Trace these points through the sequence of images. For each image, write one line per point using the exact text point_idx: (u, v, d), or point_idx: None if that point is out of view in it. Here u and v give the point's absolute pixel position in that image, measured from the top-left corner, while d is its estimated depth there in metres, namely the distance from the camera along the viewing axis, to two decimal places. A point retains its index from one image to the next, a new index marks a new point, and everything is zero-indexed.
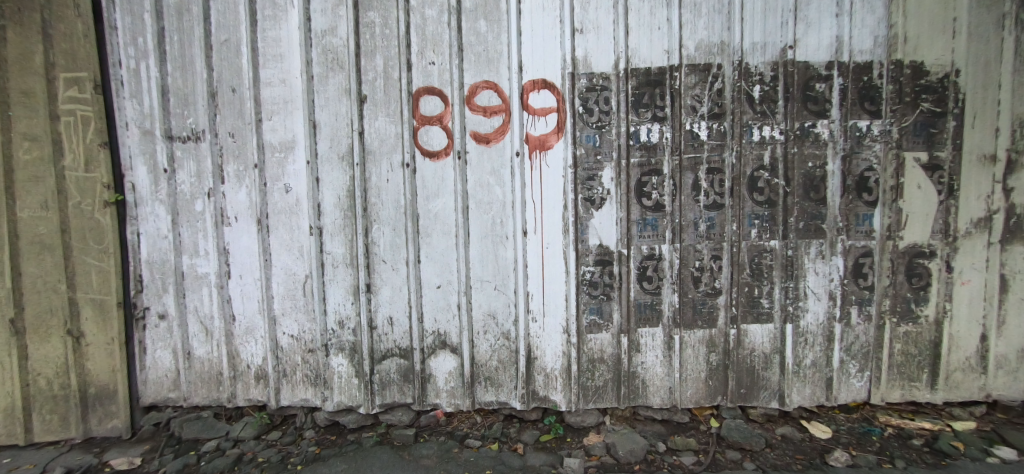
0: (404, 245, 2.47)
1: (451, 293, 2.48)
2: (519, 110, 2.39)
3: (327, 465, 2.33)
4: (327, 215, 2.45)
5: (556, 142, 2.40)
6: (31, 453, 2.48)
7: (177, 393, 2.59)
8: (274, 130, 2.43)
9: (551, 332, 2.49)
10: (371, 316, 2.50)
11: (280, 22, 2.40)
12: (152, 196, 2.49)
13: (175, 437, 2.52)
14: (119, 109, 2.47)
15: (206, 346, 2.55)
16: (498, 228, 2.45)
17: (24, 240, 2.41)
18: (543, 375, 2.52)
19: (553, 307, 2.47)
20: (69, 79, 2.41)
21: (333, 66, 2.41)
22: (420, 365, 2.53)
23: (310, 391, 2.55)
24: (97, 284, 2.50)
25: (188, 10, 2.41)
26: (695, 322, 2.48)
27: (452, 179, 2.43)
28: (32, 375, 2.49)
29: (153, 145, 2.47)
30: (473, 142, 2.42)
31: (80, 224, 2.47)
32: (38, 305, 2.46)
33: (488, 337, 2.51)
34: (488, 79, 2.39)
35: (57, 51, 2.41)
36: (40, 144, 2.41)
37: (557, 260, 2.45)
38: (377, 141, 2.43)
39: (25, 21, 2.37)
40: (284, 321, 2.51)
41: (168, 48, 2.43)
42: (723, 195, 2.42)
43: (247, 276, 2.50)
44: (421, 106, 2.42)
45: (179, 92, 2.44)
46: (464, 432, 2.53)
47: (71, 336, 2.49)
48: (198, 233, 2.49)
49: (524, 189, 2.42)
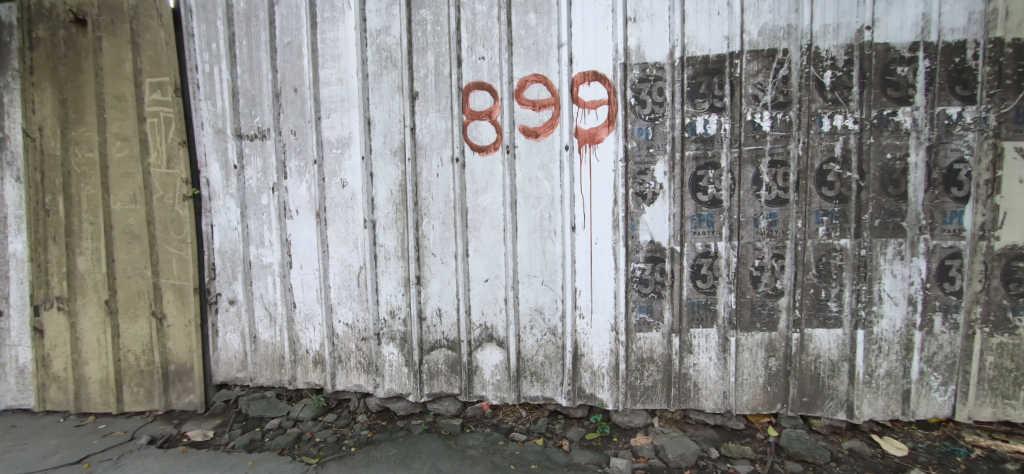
0: (453, 239, 2.51)
1: (498, 287, 2.50)
2: (569, 103, 2.35)
3: (378, 449, 2.43)
4: (380, 209, 2.55)
5: (606, 135, 2.34)
6: (122, 421, 2.74)
7: (245, 373, 2.79)
8: (333, 127, 2.54)
9: (599, 329, 2.44)
10: (420, 307, 2.57)
11: (338, 23, 2.50)
12: (224, 190, 2.68)
13: (243, 414, 2.71)
14: (195, 111, 2.67)
15: (270, 330, 2.72)
16: (547, 223, 2.43)
17: (118, 229, 2.71)
18: (590, 372, 2.49)
19: (601, 304, 2.42)
20: (154, 84, 2.65)
21: (386, 64, 2.49)
22: (466, 357, 2.57)
23: (363, 377, 2.67)
24: (177, 271, 2.73)
25: (255, 16, 2.56)
26: (753, 324, 2.34)
27: (501, 173, 2.44)
28: (125, 351, 2.78)
29: (225, 143, 2.65)
30: (522, 136, 2.41)
31: (163, 216, 2.71)
32: (131, 287, 2.74)
33: (535, 332, 2.51)
34: (537, 72, 2.38)
35: (144, 58, 2.65)
36: (131, 143, 2.68)
37: (606, 256, 2.40)
38: (428, 137, 2.49)
39: (119, 33, 2.64)
40: (340, 309, 2.64)
41: (238, 52, 2.60)
42: (788, 190, 2.26)
43: (308, 266, 2.64)
44: (470, 101, 2.44)
45: (247, 93, 2.61)
46: (510, 425, 2.56)
47: (155, 317, 2.75)
48: (263, 225, 2.66)
49: (573, 184, 2.38)
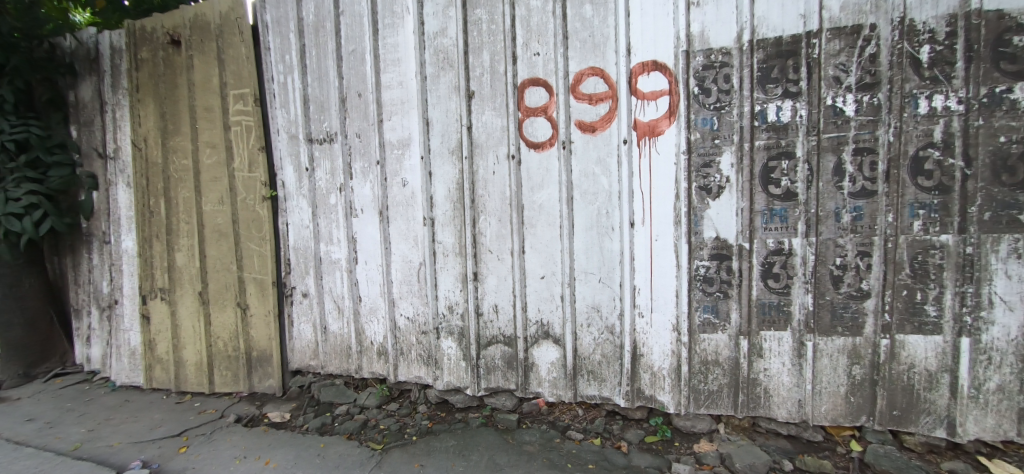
0: (509, 236, 2.53)
1: (555, 283, 2.49)
2: (626, 95, 2.28)
3: (438, 439, 2.51)
4: (439, 207, 2.63)
5: (667, 127, 2.24)
6: (214, 400, 3.04)
7: (317, 362, 2.99)
8: (394, 129, 2.66)
9: (659, 329, 2.35)
10: (478, 303, 2.62)
11: (398, 29, 2.60)
12: (297, 191, 2.89)
13: (315, 399, 2.92)
14: (273, 118, 2.89)
15: (339, 322, 2.90)
16: (604, 219, 2.38)
17: (210, 228, 3.02)
18: (650, 373, 2.40)
19: (662, 303, 2.33)
20: (237, 95, 2.90)
21: (443, 65, 2.55)
22: (523, 353, 2.58)
23: (423, 369, 2.77)
24: (258, 265, 2.97)
25: (324, 27, 2.73)
26: (833, 328, 2.14)
27: (557, 169, 2.42)
28: (215, 337, 3.09)
29: (298, 147, 2.86)
30: (578, 131, 2.37)
31: (245, 215, 2.96)
32: (220, 280, 3.04)
33: (592, 330, 2.47)
34: (594, 65, 2.32)
35: (228, 72, 2.91)
36: (218, 150, 2.96)
37: (667, 253, 2.30)
38: (485, 135, 2.52)
39: (208, 51, 2.93)
40: (402, 304, 2.75)
41: (309, 62, 2.78)
42: (875, 180, 2.04)
43: (372, 262, 2.78)
44: (526, 97, 2.44)
45: (317, 100, 2.79)
46: (567, 424, 2.55)
47: (240, 308, 3.03)
48: (332, 223, 2.83)
49: (632, 179, 2.31)
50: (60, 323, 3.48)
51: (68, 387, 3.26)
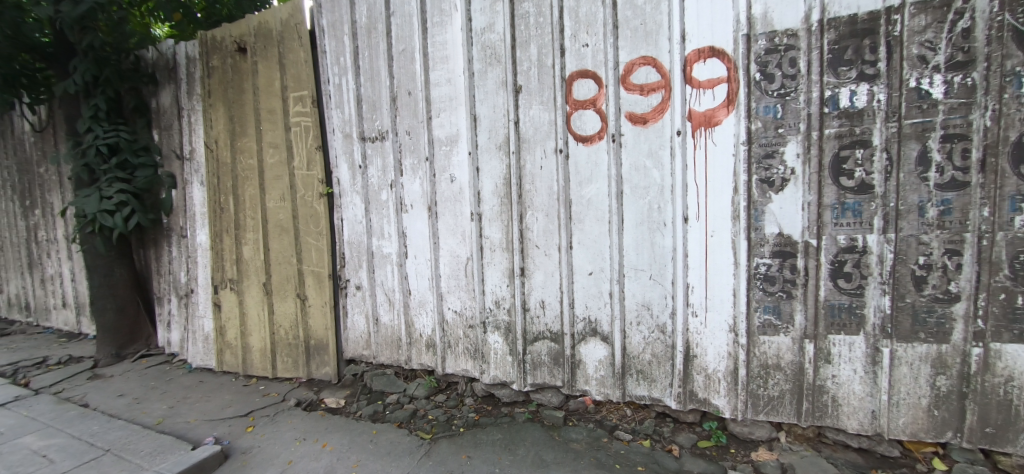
0: (557, 232, 2.50)
1: (603, 280, 2.43)
2: (681, 84, 2.18)
3: (485, 432, 2.54)
4: (486, 202, 2.64)
5: (725, 116, 2.12)
6: (277, 385, 3.25)
7: (369, 352, 3.11)
8: (442, 125, 2.70)
9: (715, 330, 2.23)
10: (524, 298, 2.61)
11: (446, 26, 2.64)
12: (351, 188, 3.01)
13: (368, 387, 3.05)
14: (329, 119, 3.03)
15: (390, 314, 3.00)
16: (655, 214, 2.29)
17: (273, 223, 3.22)
18: (703, 376, 2.29)
19: (718, 303, 2.21)
20: (296, 97, 3.06)
21: (491, 61, 2.56)
22: (570, 350, 2.55)
23: (470, 363, 2.81)
24: (315, 258, 3.12)
25: (376, 28, 2.82)
26: (914, 334, 1.94)
27: (606, 163, 2.36)
28: (278, 326, 3.29)
29: (352, 146, 2.97)
30: (628, 123, 2.30)
31: (305, 211, 3.13)
32: (283, 272, 3.23)
33: (642, 328, 2.39)
34: (646, 54, 2.24)
35: (289, 75, 3.08)
36: (280, 150, 3.15)
37: (724, 250, 2.18)
38: (532, 129, 2.50)
39: (272, 56, 3.11)
40: (450, 298, 2.80)
41: (362, 63, 2.89)
42: (968, 170, 1.82)
43: (421, 256, 2.85)
44: (575, 90, 2.39)
45: (369, 100, 2.89)
46: (615, 423, 2.51)
47: (301, 298, 3.20)
48: (384, 219, 2.93)
49: (686, 172, 2.21)
50: (145, 309, 3.87)
51: (152, 367, 3.62)
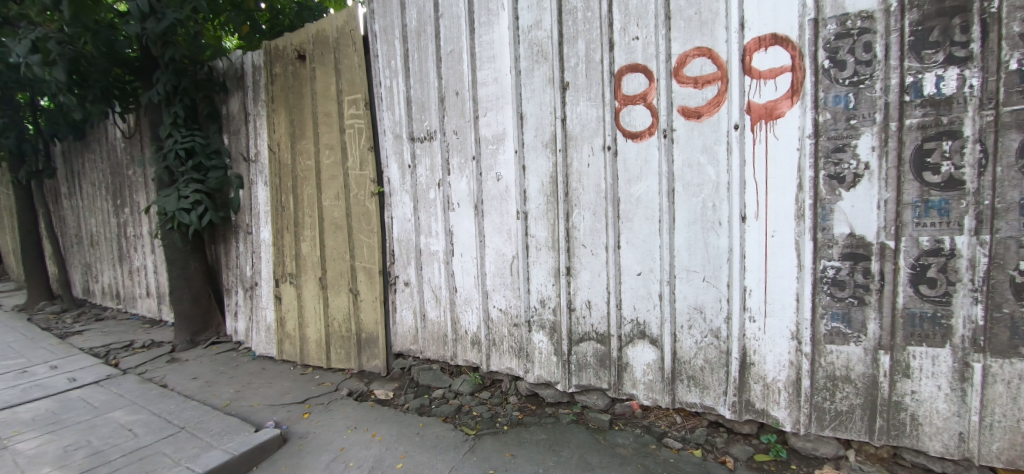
0: (604, 231, 2.44)
1: (652, 281, 2.34)
2: (739, 75, 2.05)
3: (529, 431, 2.54)
4: (532, 201, 2.63)
5: (788, 108, 1.97)
6: (331, 375, 3.42)
7: (417, 346, 3.19)
8: (489, 124, 2.72)
9: (775, 336, 2.09)
10: (570, 298, 2.58)
11: (493, 26, 2.66)
12: (401, 187, 3.11)
13: (415, 381, 3.14)
14: (381, 120, 3.14)
15: (437, 310, 3.06)
16: (708, 212, 2.18)
17: (330, 221, 3.39)
18: (762, 385, 2.15)
19: (778, 307, 2.06)
20: (352, 101, 3.20)
21: (538, 58, 2.54)
22: (617, 352, 2.48)
23: (514, 361, 2.81)
24: (368, 255, 3.25)
25: (425, 31, 2.89)
26: (1013, 349, 1.71)
27: (657, 160, 2.27)
28: (334, 319, 3.45)
29: (402, 146, 3.07)
30: (681, 118, 2.20)
31: (358, 210, 3.26)
32: (338, 268, 3.39)
33: (693, 332, 2.28)
34: (700, 45, 2.13)
35: (344, 80, 3.22)
36: (336, 151, 3.31)
37: (786, 251, 2.03)
38: (580, 127, 2.46)
39: (330, 62, 3.27)
40: (495, 296, 2.82)
41: (412, 65, 2.97)
42: None
43: (467, 254, 2.88)
44: (624, 85, 2.33)
45: (419, 101, 2.97)
46: (663, 430, 2.42)
47: (354, 293, 3.34)
48: (432, 217, 3.00)
49: (743, 168, 2.08)
50: (216, 299, 4.23)
51: (221, 353, 3.93)
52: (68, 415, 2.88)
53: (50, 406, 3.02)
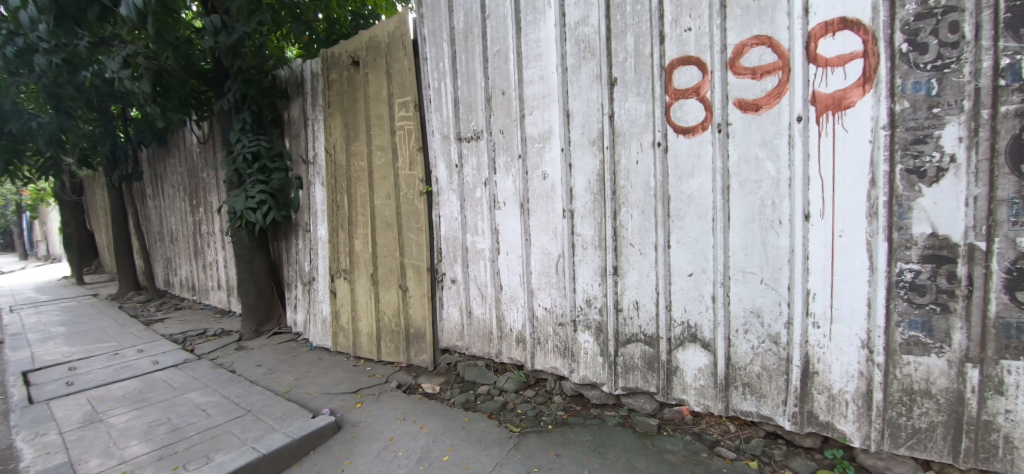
0: (654, 230, 2.37)
1: (704, 282, 2.24)
2: (802, 63, 1.92)
3: (574, 432, 2.51)
4: (579, 199, 2.60)
5: (859, 97, 1.82)
6: (382, 367, 3.56)
7: (462, 342, 3.25)
8: (535, 123, 2.72)
9: (842, 344, 1.93)
10: (617, 298, 2.52)
11: (540, 24, 2.65)
12: (448, 186, 3.18)
13: (461, 377, 3.20)
14: (430, 121, 3.22)
15: (483, 307, 3.10)
16: (767, 211, 2.05)
17: (382, 219, 3.52)
18: (826, 396, 2.00)
19: (846, 313, 1.91)
20: (402, 103, 3.31)
21: (585, 54, 2.50)
22: (666, 355, 2.40)
23: (559, 361, 2.79)
24: (416, 253, 3.35)
25: (472, 32, 2.93)
26: None
27: (710, 155, 2.17)
28: (385, 314, 3.59)
29: (450, 146, 3.13)
30: (737, 111, 2.09)
31: (408, 208, 3.37)
32: (389, 265, 3.52)
33: (749, 337, 2.15)
34: (759, 33, 2.01)
35: (396, 83, 3.33)
36: (387, 152, 3.43)
37: (855, 252, 1.87)
38: (628, 123, 2.40)
39: (382, 67, 3.40)
40: (541, 294, 2.81)
41: (460, 66, 3.02)
42: None
43: (513, 252, 2.90)
44: (675, 78, 2.24)
45: (466, 101, 3.02)
46: (715, 439, 2.31)
47: (404, 289, 3.45)
48: (478, 216, 3.04)
49: (807, 163, 1.94)
50: (278, 293, 4.52)
51: (282, 343, 4.20)
52: (152, 394, 3.19)
53: (138, 385, 3.37)
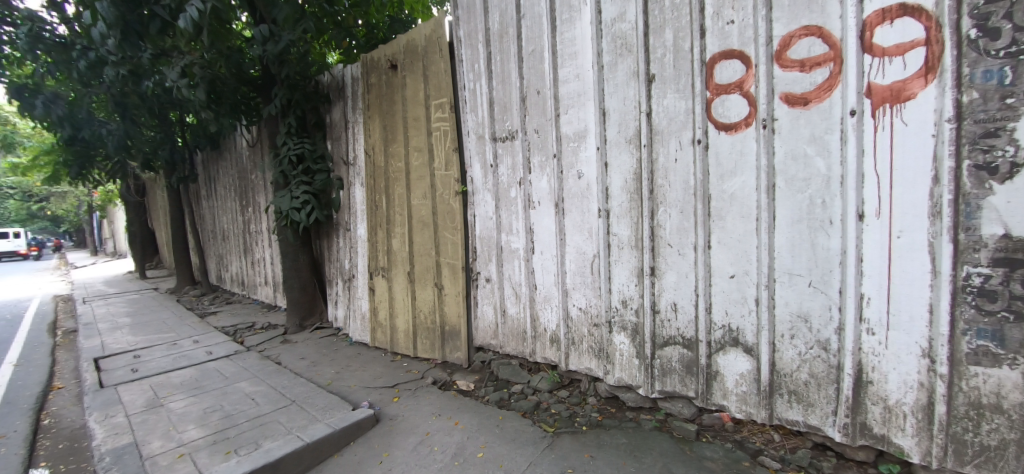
0: (693, 230, 2.30)
1: (747, 284, 2.15)
2: (856, 54, 1.81)
3: (609, 434, 2.48)
4: (615, 198, 2.56)
5: (920, 89, 1.69)
6: (418, 363, 3.63)
7: (496, 341, 3.27)
8: (570, 122, 2.69)
9: (900, 353, 1.81)
10: (654, 300, 2.46)
11: (575, 22, 2.62)
12: (483, 186, 3.21)
13: (495, 375, 3.22)
14: (465, 122, 3.26)
15: (517, 306, 3.11)
16: (817, 210, 1.95)
17: (418, 218, 3.59)
18: (881, 407, 1.88)
19: (905, 320, 1.78)
20: (439, 105, 3.36)
21: (622, 51, 2.46)
22: (706, 359, 2.33)
23: (594, 362, 2.76)
24: (452, 251, 3.40)
25: (507, 33, 2.95)
26: None
27: (754, 152, 2.09)
28: (420, 311, 3.66)
29: (485, 146, 3.16)
30: (784, 106, 2.00)
31: (443, 208, 3.42)
32: (425, 263, 3.58)
33: (796, 343, 2.05)
34: (809, 24, 1.91)
35: (432, 86, 3.40)
36: (424, 153, 3.50)
37: (915, 254, 1.75)
38: (666, 120, 2.34)
39: (420, 69, 3.46)
40: (575, 294, 2.79)
41: (495, 67, 3.04)
42: None
43: (548, 252, 2.89)
44: (717, 74, 2.17)
45: (501, 101, 3.03)
46: (758, 447, 2.22)
47: (439, 288, 3.51)
48: (513, 215, 3.05)
49: (861, 159, 1.83)
50: (320, 289, 4.71)
51: (324, 337, 4.37)
52: (206, 382, 3.40)
53: (194, 374, 3.59)
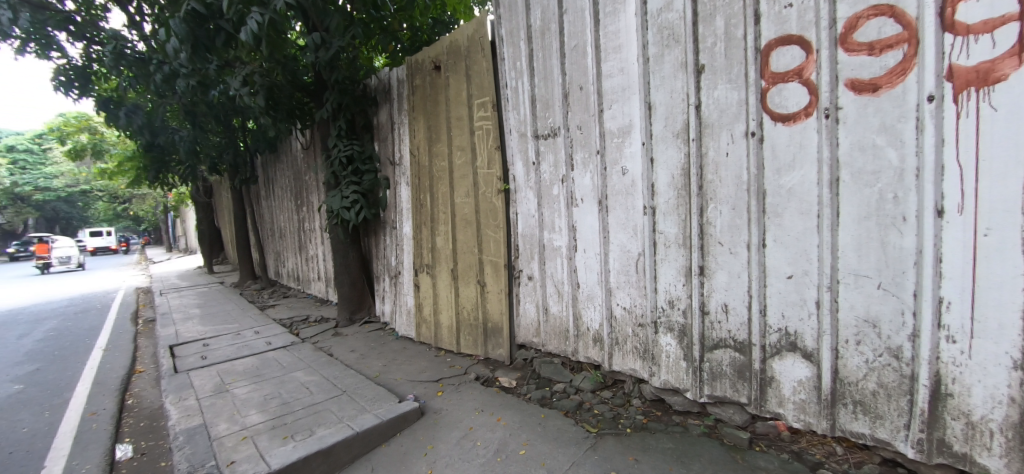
0: (745, 227, 2.18)
1: (806, 286, 2.01)
2: (936, 33, 1.63)
3: (655, 438, 2.41)
4: (661, 195, 2.47)
5: (1013, 69, 1.51)
6: (461, 359, 3.70)
7: (539, 339, 3.26)
8: (615, 117, 2.63)
9: (986, 364, 1.62)
10: (702, 300, 2.36)
11: (619, 14, 2.56)
12: (525, 184, 3.20)
13: (537, 373, 3.22)
14: (507, 120, 3.26)
15: (559, 305, 3.09)
16: (887, 206, 1.79)
17: (461, 216, 3.65)
18: (963, 423, 1.70)
19: (992, 327, 1.60)
20: (482, 104, 3.39)
21: (669, 41, 2.37)
22: (759, 364, 2.20)
23: (638, 363, 2.69)
24: (494, 249, 3.42)
25: (550, 29, 2.92)
26: None
27: (815, 144, 1.95)
28: (463, 307, 3.72)
29: (527, 144, 3.15)
30: (849, 93, 1.85)
31: (486, 206, 3.45)
32: (469, 261, 3.63)
33: (862, 349, 1.90)
34: (879, 3, 1.75)
35: (475, 85, 3.43)
36: (467, 151, 3.55)
37: (1004, 255, 1.56)
38: (717, 113, 2.23)
39: (463, 69, 3.51)
40: (619, 293, 2.73)
41: (536, 64, 3.03)
42: None
43: (591, 250, 2.84)
44: (773, 61, 2.04)
45: (543, 98, 3.01)
46: (818, 460, 2.08)
47: (482, 285, 3.55)
48: (556, 213, 3.03)
49: (939, 150, 1.66)
50: (369, 285, 4.90)
51: (373, 331, 4.55)
52: (266, 371, 3.64)
53: (255, 363, 3.85)
